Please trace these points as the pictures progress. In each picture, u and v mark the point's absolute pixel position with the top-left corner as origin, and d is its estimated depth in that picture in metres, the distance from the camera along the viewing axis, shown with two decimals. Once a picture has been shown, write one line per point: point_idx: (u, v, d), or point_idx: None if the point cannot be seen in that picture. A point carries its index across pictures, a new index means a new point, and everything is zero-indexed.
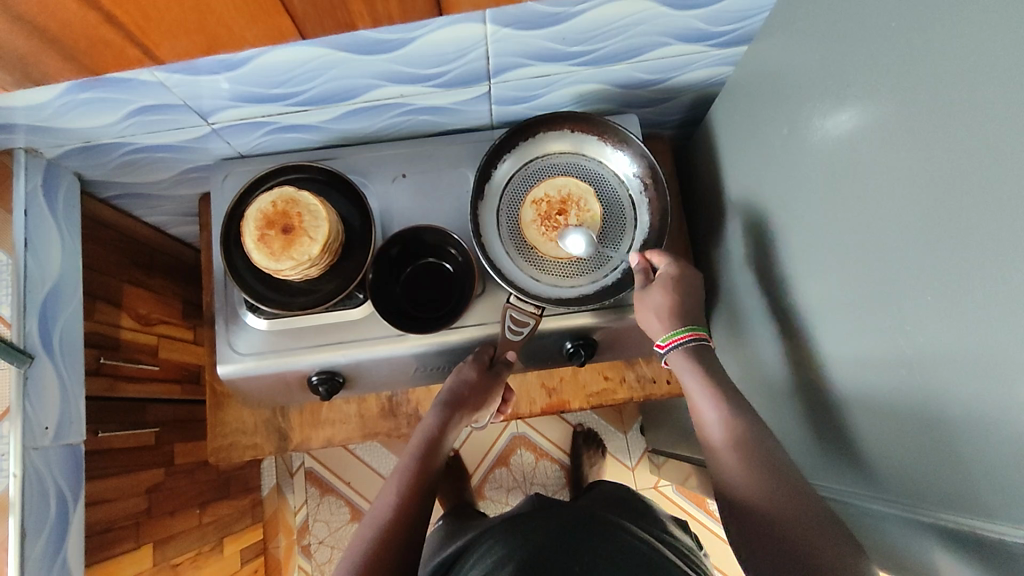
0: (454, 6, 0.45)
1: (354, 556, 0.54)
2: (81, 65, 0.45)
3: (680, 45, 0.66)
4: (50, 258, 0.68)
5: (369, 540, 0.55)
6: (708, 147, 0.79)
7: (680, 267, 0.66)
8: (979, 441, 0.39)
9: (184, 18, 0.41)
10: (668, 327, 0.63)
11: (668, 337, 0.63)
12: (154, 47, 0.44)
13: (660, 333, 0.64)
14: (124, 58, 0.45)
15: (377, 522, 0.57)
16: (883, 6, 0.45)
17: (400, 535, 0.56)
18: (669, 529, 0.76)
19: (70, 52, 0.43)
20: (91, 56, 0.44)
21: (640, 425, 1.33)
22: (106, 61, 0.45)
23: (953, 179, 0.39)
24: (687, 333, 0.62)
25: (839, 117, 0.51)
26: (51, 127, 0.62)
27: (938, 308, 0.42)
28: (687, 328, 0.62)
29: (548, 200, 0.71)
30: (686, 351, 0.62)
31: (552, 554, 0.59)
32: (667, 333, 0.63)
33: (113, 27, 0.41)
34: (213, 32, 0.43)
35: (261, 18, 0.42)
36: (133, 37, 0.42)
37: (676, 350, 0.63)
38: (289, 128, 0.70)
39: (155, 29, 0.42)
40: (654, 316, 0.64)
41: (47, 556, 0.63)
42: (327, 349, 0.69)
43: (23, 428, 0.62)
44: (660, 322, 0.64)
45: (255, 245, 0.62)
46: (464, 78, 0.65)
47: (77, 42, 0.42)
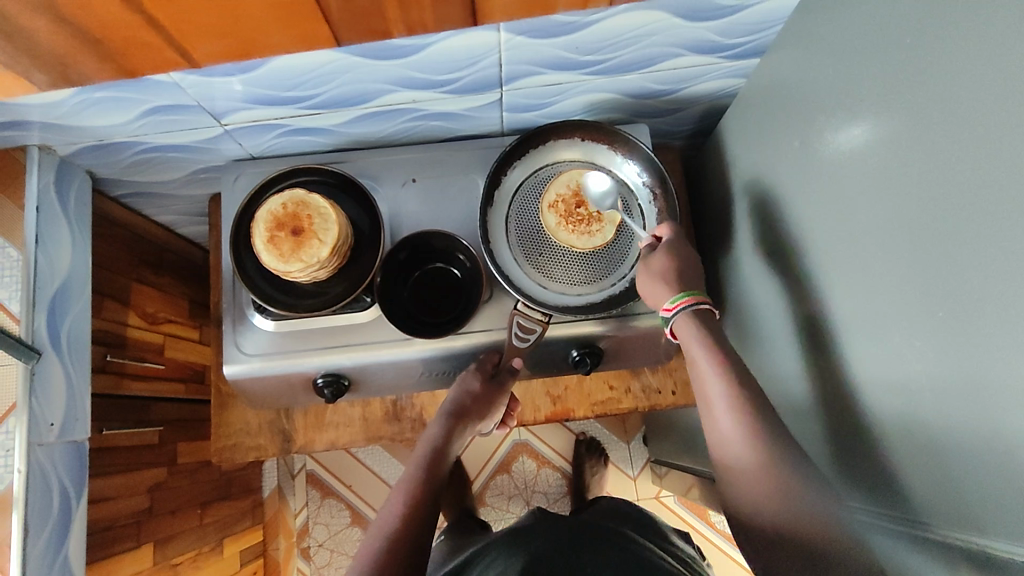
0: (482, 15, 0.50)
1: (363, 564, 0.54)
2: (118, 68, 0.50)
3: (693, 56, 0.66)
4: (60, 255, 0.68)
5: (378, 548, 0.55)
6: (719, 158, 0.79)
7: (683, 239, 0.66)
8: (993, 460, 0.39)
9: (220, 22, 0.46)
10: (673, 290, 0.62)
11: (674, 299, 0.61)
12: (190, 49, 0.49)
13: (666, 297, 0.62)
14: (158, 59, 0.50)
15: (384, 531, 0.57)
16: (898, 22, 0.45)
17: (406, 544, 0.56)
18: (672, 539, 0.76)
19: (110, 53, 0.48)
20: (134, 64, 0.50)
21: (643, 435, 1.33)
22: (143, 65, 0.50)
23: (971, 200, 0.39)
24: (687, 298, 0.61)
25: (853, 131, 0.51)
26: (65, 125, 0.63)
27: (959, 328, 0.41)
28: (693, 292, 0.61)
29: (563, 199, 0.70)
30: (690, 319, 0.60)
31: (553, 562, 0.60)
32: (673, 296, 0.62)
33: (153, 29, 0.45)
34: (248, 36, 0.48)
35: (296, 25, 0.47)
36: (172, 40, 0.47)
37: (682, 315, 0.61)
38: (301, 131, 0.71)
39: (191, 31, 0.46)
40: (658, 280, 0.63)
41: (49, 552, 0.63)
42: (333, 352, 0.69)
43: (29, 425, 0.62)
44: (665, 285, 0.62)
45: (265, 246, 0.63)
46: (477, 85, 0.65)
47: (117, 45, 0.47)
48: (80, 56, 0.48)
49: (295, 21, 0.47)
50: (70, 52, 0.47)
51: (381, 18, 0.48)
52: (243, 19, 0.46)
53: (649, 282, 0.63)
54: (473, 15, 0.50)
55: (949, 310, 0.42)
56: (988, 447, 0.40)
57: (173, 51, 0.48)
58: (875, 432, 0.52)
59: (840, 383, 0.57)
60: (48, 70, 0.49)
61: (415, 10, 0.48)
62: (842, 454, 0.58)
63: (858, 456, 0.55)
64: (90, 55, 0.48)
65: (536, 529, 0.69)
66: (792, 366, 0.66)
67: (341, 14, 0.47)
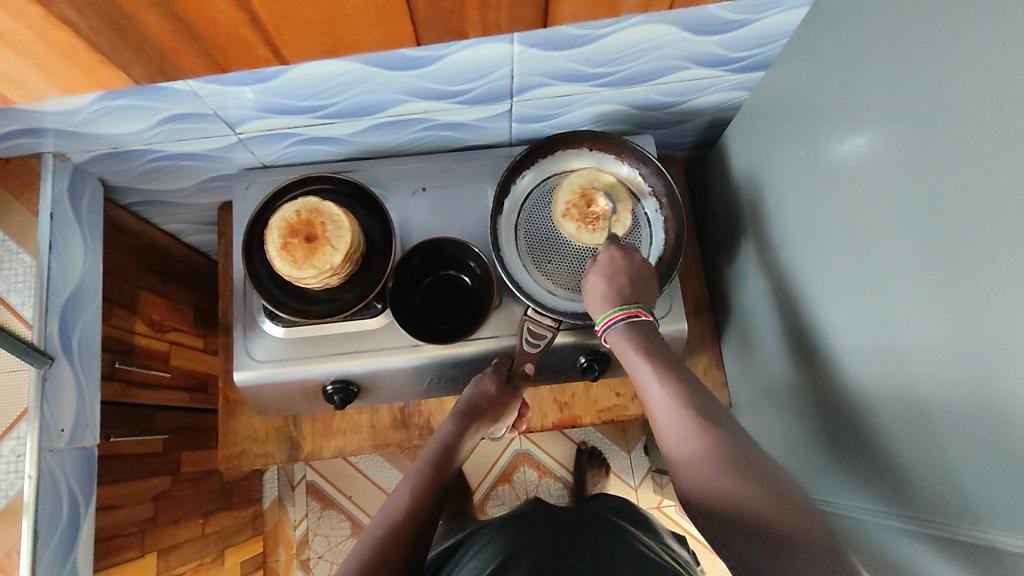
0: (559, 20, 0.52)
1: (358, 553, 0.54)
2: (210, 64, 0.51)
3: (698, 69, 0.68)
4: (73, 261, 0.69)
5: (375, 539, 0.55)
6: (723, 169, 0.80)
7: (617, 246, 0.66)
8: (1002, 458, 0.40)
9: (317, 20, 0.47)
10: (604, 309, 0.64)
11: (600, 319, 0.63)
12: (283, 46, 0.50)
13: (598, 316, 0.64)
14: (250, 56, 0.51)
15: (387, 522, 0.57)
16: (900, 35, 0.47)
17: (406, 537, 0.56)
18: (666, 541, 0.76)
19: (207, 49, 0.49)
20: (227, 60, 0.51)
21: (644, 445, 1.33)
22: (235, 61, 0.51)
23: (972, 205, 0.41)
24: (607, 319, 0.63)
25: (857, 142, 0.53)
26: (81, 133, 0.63)
27: (962, 330, 0.43)
28: (616, 309, 0.63)
29: (574, 205, 0.70)
30: (621, 331, 0.62)
31: (552, 551, 0.60)
32: (602, 315, 0.64)
33: (253, 28, 0.47)
34: (339, 34, 0.49)
35: (387, 23, 0.49)
36: (268, 38, 0.48)
37: (612, 332, 0.63)
38: (313, 140, 0.72)
39: (288, 30, 0.48)
40: (593, 300, 0.65)
41: (58, 558, 0.63)
42: (344, 358, 0.69)
43: (40, 429, 0.63)
44: (597, 304, 0.64)
45: (278, 253, 0.63)
46: (487, 95, 0.67)
47: (216, 41, 0.48)
48: (181, 51, 0.49)
49: (385, 20, 0.48)
50: (172, 46, 0.48)
51: (462, 19, 0.49)
52: (339, 19, 0.47)
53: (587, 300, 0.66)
54: (544, 16, 0.51)
55: (957, 312, 0.43)
56: (994, 447, 0.41)
57: (266, 48, 0.49)
58: (883, 436, 0.53)
59: (847, 388, 0.58)
60: (147, 64, 0.51)
61: (494, 13, 0.50)
62: (849, 459, 0.59)
63: (865, 460, 0.56)
64: (187, 52, 0.49)
65: (532, 514, 0.69)
66: (798, 372, 0.67)
67: (427, 15, 0.48)
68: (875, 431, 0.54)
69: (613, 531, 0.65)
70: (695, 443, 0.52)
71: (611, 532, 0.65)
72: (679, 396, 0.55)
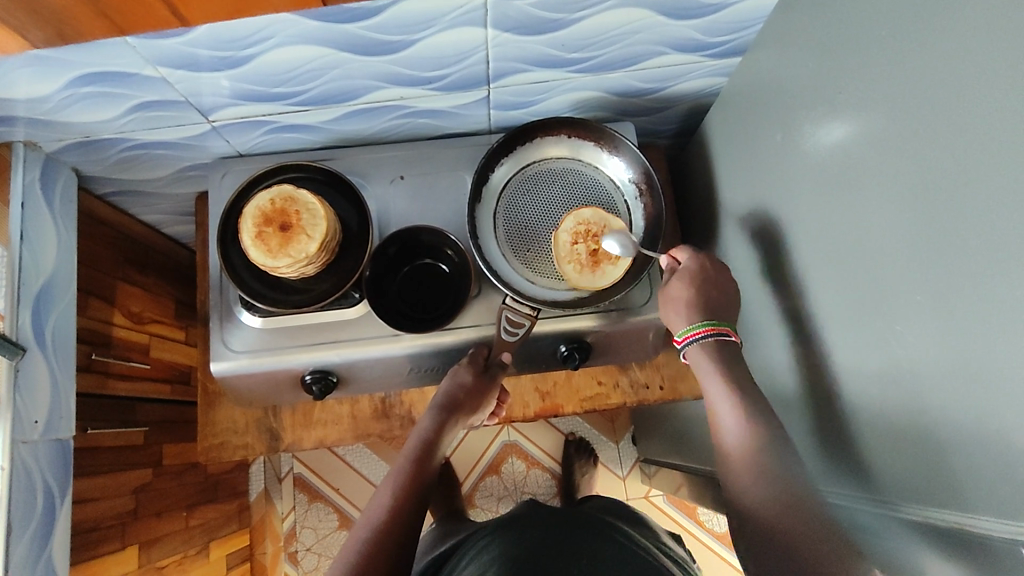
0: None
1: (349, 555, 0.54)
2: (110, 26, 0.48)
3: (677, 54, 0.67)
4: (46, 252, 0.68)
5: (364, 540, 0.56)
6: (703, 156, 0.80)
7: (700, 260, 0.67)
8: (977, 441, 0.40)
9: None
10: (688, 320, 0.64)
11: (684, 332, 0.64)
12: (183, 7, 0.47)
13: (681, 327, 0.65)
14: (152, 19, 0.48)
15: (373, 521, 0.58)
16: (873, 17, 0.46)
17: (393, 536, 0.56)
18: (662, 540, 0.76)
19: (104, 9, 0.46)
20: (126, 22, 0.48)
21: (632, 435, 1.33)
22: (136, 23, 0.48)
23: (948, 187, 0.40)
24: (697, 330, 0.64)
25: (832, 126, 0.52)
26: (51, 120, 0.62)
27: (939, 314, 0.42)
28: (705, 323, 0.64)
29: (578, 256, 0.68)
30: (703, 348, 0.63)
31: (541, 553, 0.60)
32: (686, 327, 0.65)
33: None
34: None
35: None
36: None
37: (694, 346, 0.64)
38: (289, 128, 0.71)
39: None
40: (673, 311, 0.66)
41: (33, 552, 0.62)
42: (322, 348, 0.69)
43: (12, 421, 0.62)
44: (679, 316, 0.65)
45: (252, 242, 0.63)
46: (464, 82, 0.66)
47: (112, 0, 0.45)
48: (79, 12, 0.46)
49: None
50: (69, 8, 0.45)
51: None
52: None
53: (666, 308, 0.67)
54: None
55: (929, 295, 0.43)
56: (968, 429, 0.41)
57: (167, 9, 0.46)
58: (860, 420, 0.53)
59: (825, 373, 0.58)
60: (44, 26, 0.47)
61: None
62: (827, 444, 0.59)
63: (842, 445, 0.56)
64: (84, 13, 0.46)
65: (524, 517, 0.69)
66: (778, 359, 0.67)
67: None
68: (853, 415, 0.54)
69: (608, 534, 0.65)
70: (758, 476, 0.53)
71: (602, 535, 0.65)
72: (751, 432, 0.56)
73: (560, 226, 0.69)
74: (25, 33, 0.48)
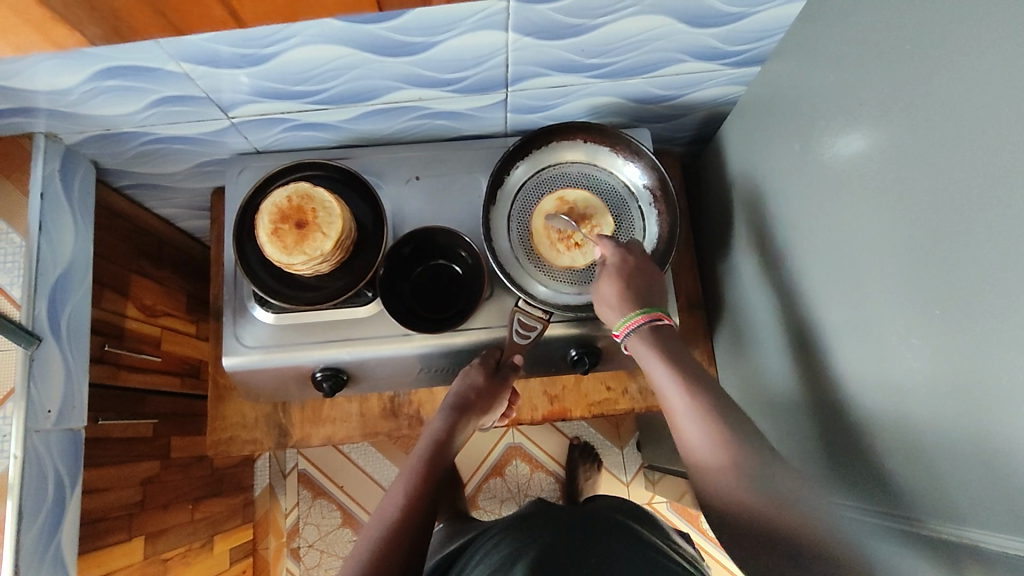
0: None
1: (359, 557, 0.54)
2: (166, 25, 0.46)
3: (694, 62, 0.67)
4: (63, 243, 0.69)
5: (374, 542, 0.55)
6: (718, 164, 0.80)
7: (622, 251, 0.65)
8: (988, 458, 0.40)
9: None
10: (621, 313, 0.63)
11: (621, 325, 0.62)
12: (239, 7, 0.45)
13: (616, 320, 0.63)
14: (206, 16, 0.46)
15: (383, 522, 0.57)
16: (895, 30, 0.46)
17: (404, 537, 0.56)
18: (671, 537, 0.76)
19: (159, 6, 0.44)
20: (182, 20, 0.45)
21: (636, 441, 1.33)
22: (191, 21, 0.46)
23: (962, 202, 0.41)
24: (631, 321, 0.62)
25: (849, 137, 0.52)
26: (73, 113, 0.63)
27: (952, 328, 0.42)
28: (635, 312, 0.62)
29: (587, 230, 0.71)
30: (641, 336, 0.61)
31: (550, 551, 0.60)
32: (621, 321, 0.63)
33: None
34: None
35: None
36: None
37: (632, 337, 0.62)
38: (306, 126, 0.71)
39: None
40: (608, 306, 0.64)
41: (41, 540, 0.63)
42: (334, 345, 0.69)
43: (26, 411, 0.63)
44: (613, 310, 0.63)
45: (268, 239, 0.63)
46: (483, 84, 0.66)
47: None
48: (135, 10, 0.44)
49: None
50: (125, 5, 0.43)
51: None
52: None
53: (598, 305, 0.65)
54: None
55: (945, 309, 0.43)
56: (976, 445, 0.41)
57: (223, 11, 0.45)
58: (868, 432, 0.53)
59: (834, 385, 0.58)
60: (101, 23, 0.45)
61: None
62: (833, 456, 0.59)
63: (851, 457, 0.56)
64: (141, 12, 0.44)
65: (535, 516, 0.69)
66: (788, 369, 0.67)
67: None
68: (861, 426, 0.54)
69: (619, 533, 0.65)
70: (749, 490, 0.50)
71: (615, 535, 0.64)
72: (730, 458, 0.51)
73: (560, 263, 0.71)
74: (85, 31, 0.46)
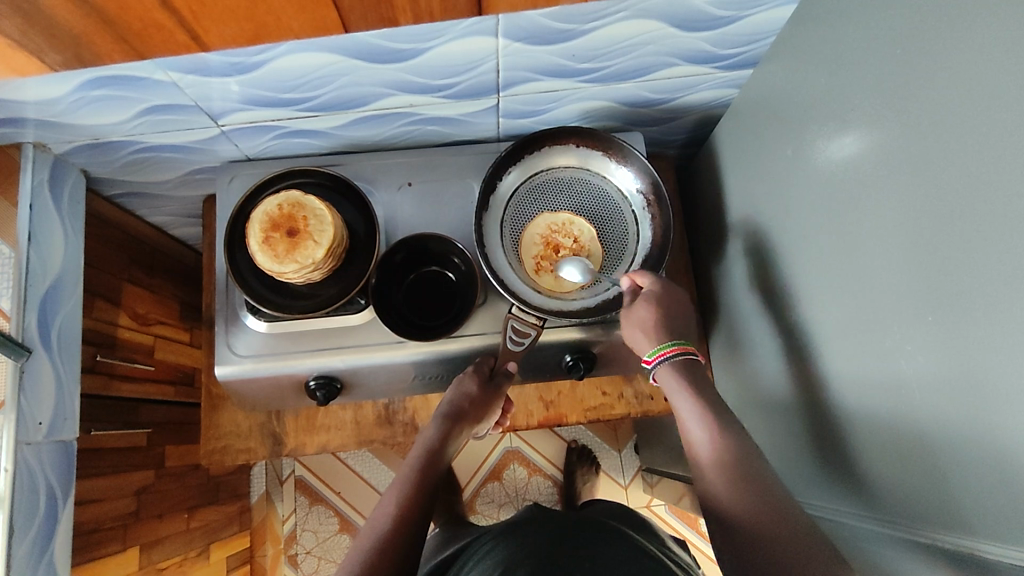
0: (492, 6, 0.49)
1: (351, 566, 0.53)
2: (128, 49, 0.46)
3: (687, 65, 0.67)
4: (53, 254, 0.68)
5: (367, 551, 0.55)
6: (711, 166, 0.80)
7: (664, 283, 0.67)
8: (985, 466, 0.39)
9: (236, 4, 0.43)
10: (656, 341, 0.63)
11: (654, 351, 0.63)
12: (203, 31, 0.45)
13: (648, 348, 0.64)
14: (170, 43, 0.46)
15: (376, 532, 0.57)
16: (887, 33, 0.46)
17: (397, 547, 0.56)
18: (666, 542, 0.75)
19: (122, 33, 0.44)
20: (145, 47, 0.46)
21: (634, 444, 1.33)
22: (155, 47, 0.46)
23: (956, 205, 0.40)
24: (670, 348, 0.62)
25: (842, 141, 0.52)
26: (61, 123, 0.62)
27: (947, 334, 0.42)
28: (674, 342, 0.62)
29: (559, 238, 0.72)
30: (674, 366, 0.61)
31: (544, 559, 0.59)
32: (654, 347, 0.63)
33: (167, 11, 0.42)
34: (261, 20, 0.45)
35: (309, 8, 0.45)
36: (185, 22, 0.44)
37: (664, 365, 0.62)
38: (298, 133, 0.71)
39: (205, 13, 0.43)
40: (640, 331, 0.64)
41: (34, 554, 0.62)
42: (328, 354, 0.69)
43: (16, 422, 0.62)
44: (648, 337, 0.64)
45: (259, 247, 0.62)
46: (474, 90, 0.66)
47: (129, 25, 0.44)
48: (97, 36, 0.45)
49: (308, 4, 0.44)
50: (86, 31, 0.44)
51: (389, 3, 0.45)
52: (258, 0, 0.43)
53: (630, 328, 0.65)
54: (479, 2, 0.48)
55: (939, 314, 0.42)
56: (973, 451, 0.40)
57: (185, 35, 0.45)
58: (863, 437, 0.53)
59: (828, 389, 0.57)
60: (62, 49, 0.46)
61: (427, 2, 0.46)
62: (827, 461, 0.59)
63: (846, 462, 0.55)
64: (102, 37, 0.45)
65: (529, 523, 0.68)
66: (780, 374, 0.67)
67: None
68: (856, 431, 0.53)
69: (614, 539, 0.65)
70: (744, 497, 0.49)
71: (609, 541, 0.64)
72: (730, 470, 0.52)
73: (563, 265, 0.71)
74: (45, 57, 0.47)
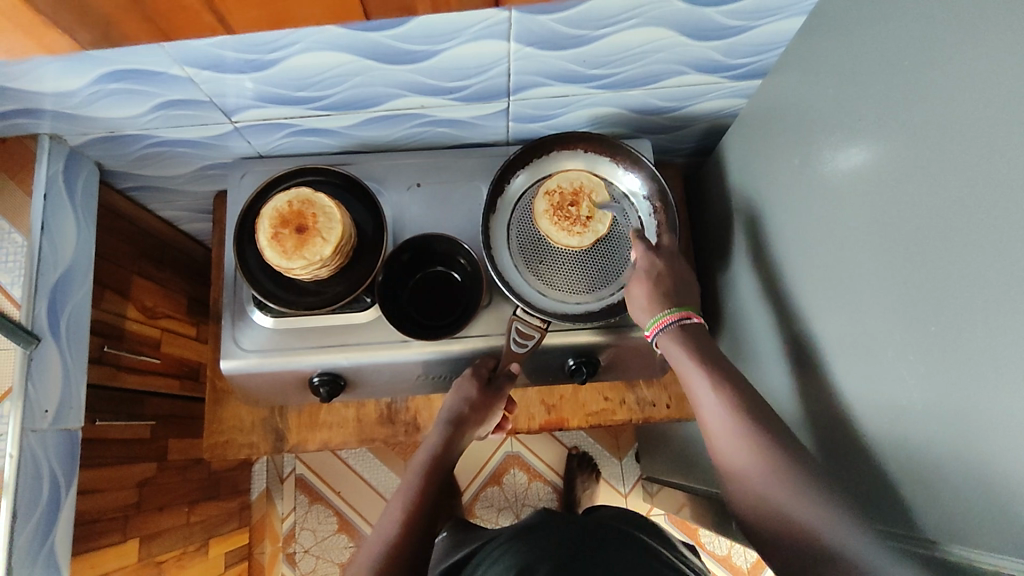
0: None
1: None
2: (156, 30, 0.48)
3: (696, 74, 0.68)
4: (65, 244, 0.69)
5: (374, 559, 0.55)
6: (718, 175, 0.80)
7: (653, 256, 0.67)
8: (986, 476, 0.39)
9: None
10: (651, 314, 0.64)
11: (651, 323, 0.64)
12: (228, 14, 0.46)
13: (647, 320, 0.65)
14: (196, 25, 0.47)
15: (382, 540, 0.57)
16: (895, 45, 0.46)
17: (404, 556, 0.56)
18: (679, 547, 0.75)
19: (149, 14, 0.45)
20: (172, 28, 0.47)
21: (635, 452, 1.33)
22: (181, 30, 0.48)
23: (961, 217, 0.40)
24: (671, 316, 0.63)
25: (849, 152, 0.52)
26: (78, 115, 0.63)
27: (949, 345, 0.42)
28: (669, 312, 0.63)
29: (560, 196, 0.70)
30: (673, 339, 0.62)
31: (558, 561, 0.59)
32: (652, 319, 0.64)
33: None
34: (282, 6, 0.46)
35: None
36: (211, 5, 0.45)
37: (662, 335, 0.63)
38: (309, 132, 0.72)
39: None
40: (639, 308, 0.65)
41: (34, 543, 0.63)
42: (331, 351, 0.69)
43: (23, 410, 0.63)
44: (644, 310, 0.65)
45: (268, 243, 0.63)
46: (484, 93, 0.67)
47: (157, 6, 0.45)
48: (124, 17, 0.46)
49: None
50: (115, 12, 0.45)
51: None
52: None
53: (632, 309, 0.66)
54: None
55: (942, 325, 0.42)
56: (974, 462, 0.40)
57: (210, 17, 0.46)
58: (864, 447, 0.52)
59: (830, 399, 0.57)
60: (91, 28, 0.47)
61: None
62: (830, 469, 0.59)
63: (846, 473, 0.55)
64: (129, 19, 0.46)
65: (541, 526, 0.68)
66: (783, 384, 0.67)
67: None
68: (857, 442, 0.53)
69: (625, 543, 0.64)
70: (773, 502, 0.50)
71: (623, 544, 0.64)
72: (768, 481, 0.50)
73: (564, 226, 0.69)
74: (75, 36, 0.48)
